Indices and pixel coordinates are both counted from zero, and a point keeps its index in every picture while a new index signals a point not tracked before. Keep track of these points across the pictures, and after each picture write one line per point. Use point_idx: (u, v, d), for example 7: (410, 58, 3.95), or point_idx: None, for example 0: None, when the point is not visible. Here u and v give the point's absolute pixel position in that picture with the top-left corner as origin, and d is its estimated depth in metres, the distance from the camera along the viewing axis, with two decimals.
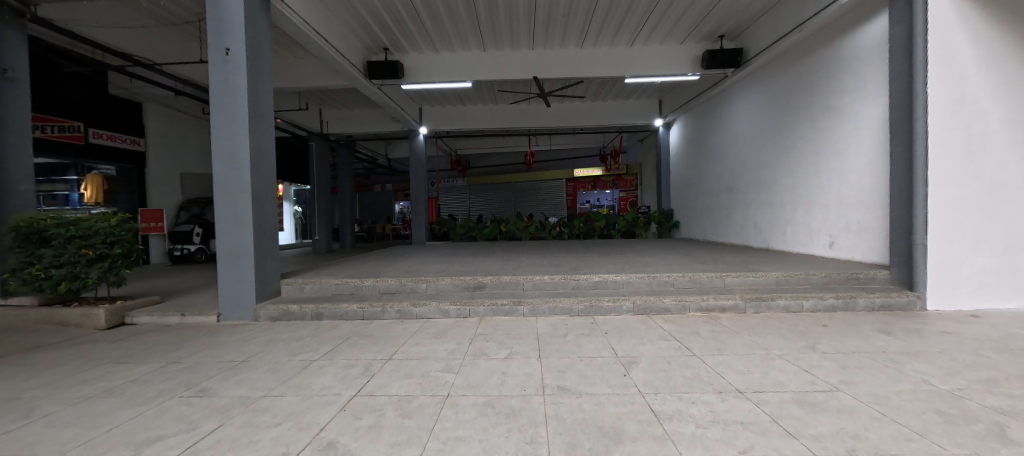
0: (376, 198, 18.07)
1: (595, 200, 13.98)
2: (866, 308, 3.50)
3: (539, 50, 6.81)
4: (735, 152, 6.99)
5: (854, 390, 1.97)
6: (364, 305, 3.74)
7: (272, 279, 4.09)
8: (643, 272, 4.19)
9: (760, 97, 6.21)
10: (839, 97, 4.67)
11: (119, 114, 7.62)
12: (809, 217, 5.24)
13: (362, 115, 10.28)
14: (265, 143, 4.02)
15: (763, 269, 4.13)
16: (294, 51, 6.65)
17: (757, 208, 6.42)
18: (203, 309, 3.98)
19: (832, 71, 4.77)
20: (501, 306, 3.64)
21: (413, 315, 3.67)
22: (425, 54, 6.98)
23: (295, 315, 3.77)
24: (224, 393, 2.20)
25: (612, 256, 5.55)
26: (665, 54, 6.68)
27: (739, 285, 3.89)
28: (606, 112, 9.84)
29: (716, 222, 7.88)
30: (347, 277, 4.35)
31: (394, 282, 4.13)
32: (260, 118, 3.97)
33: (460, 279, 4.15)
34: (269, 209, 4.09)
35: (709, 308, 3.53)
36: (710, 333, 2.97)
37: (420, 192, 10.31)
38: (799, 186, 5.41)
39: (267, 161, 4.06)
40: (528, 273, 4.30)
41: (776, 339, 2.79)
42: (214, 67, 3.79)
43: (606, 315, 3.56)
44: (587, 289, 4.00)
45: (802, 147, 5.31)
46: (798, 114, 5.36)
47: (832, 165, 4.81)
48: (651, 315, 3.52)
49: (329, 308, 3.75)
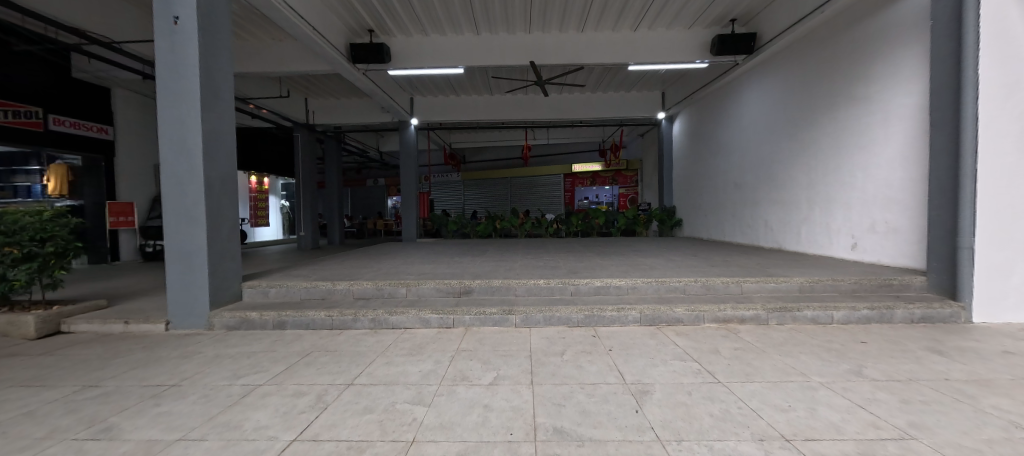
0: (368, 193, 17.55)
1: (594, 197, 13.55)
2: (904, 321, 3.09)
3: (536, 34, 6.30)
4: (745, 145, 6.53)
5: (932, 439, 1.55)
6: (333, 313, 3.28)
7: (231, 282, 3.63)
8: (649, 275, 3.76)
9: (774, 86, 5.74)
10: (866, 84, 4.23)
11: (83, 100, 7.05)
12: (828, 216, 4.82)
13: (349, 105, 9.74)
14: (222, 128, 3.52)
15: (783, 274, 3.71)
16: (270, 30, 6.11)
17: (767, 206, 6.01)
18: (151, 316, 3.50)
19: (858, 55, 4.33)
20: (490, 315, 3.20)
21: (390, 324, 3.22)
22: (413, 37, 6.43)
23: (254, 324, 3.30)
24: (130, 434, 1.73)
25: (612, 257, 5.12)
26: (672, 40, 6.20)
27: (758, 293, 3.46)
28: (607, 104, 9.37)
29: (721, 221, 7.47)
30: (318, 279, 3.88)
31: (370, 286, 3.67)
32: (217, 100, 3.47)
33: (445, 282, 3.69)
34: (228, 203, 3.60)
35: (725, 318, 3.11)
36: (731, 351, 2.54)
37: (410, 186, 9.81)
38: (815, 182, 5.00)
39: (225, 148, 3.56)
40: (521, 276, 3.85)
41: (813, 360, 2.36)
42: (161, 38, 3.24)
43: (609, 326, 3.13)
44: (587, 295, 3.56)
45: (820, 141, 4.88)
46: (818, 104, 4.91)
47: (856, 160, 4.38)
48: (661, 327, 3.09)
49: (294, 316, 3.28)
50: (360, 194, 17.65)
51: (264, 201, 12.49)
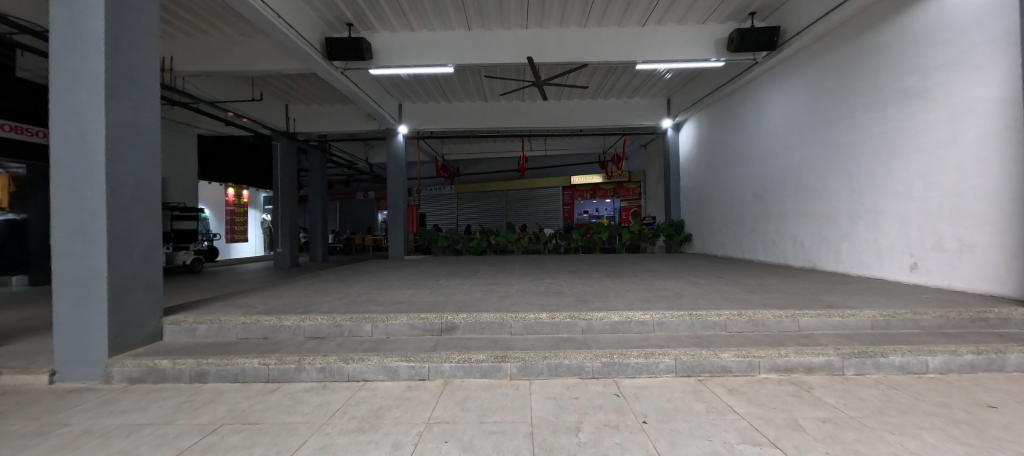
0: (357, 207, 16.81)
1: (594, 211, 12.86)
2: (1020, 369, 2.36)
3: (534, 29, 5.70)
4: (766, 152, 5.92)
5: None
6: (270, 359, 2.47)
7: (146, 318, 2.83)
8: (678, 306, 3.00)
9: (800, 86, 5.18)
10: (920, 77, 3.63)
11: (31, 102, 6.33)
12: (877, 230, 4.13)
13: (334, 112, 9.10)
14: (138, 121, 2.77)
15: (845, 304, 2.95)
16: (236, 24, 5.49)
17: (796, 219, 5.31)
18: (34, 363, 2.67)
19: (908, 44, 3.73)
20: (477, 363, 2.42)
21: (345, 375, 2.43)
22: (397, 33, 5.81)
23: (166, 376, 2.50)
24: None
25: (625, 279, 4.36)
26: (683, 36, 5.62)
27: (820, 330, 2.71)
28: (609, 111, 8.82)
29: (739, 236, 6.77)
30: (263, 312, 3.08)
31: (327, 322, 2.87)
32: (134, 86, 2.74)
33: (421, 317, 2.90)
34: (144, 217, 2.82)
35: (787, 367, 2.36)
36: (820, 426, 1.77)
37: (397, 197, 9.05)
38: (857, 192, 4.34)
39: (142, 145, 2.80)
40: (518, 308, 3.08)
41: (954, 448, 1.58)
42: (56, 5, 2.51)
43: (636, 378, 2.36)
44: (602, 333, 2.78)
45: (864, 144, 4.23)
46: (858, 102, 4.29)
47: (912, 164, 3.72)
48: (703, 379, 2.33)
49: (217, 365, 2.48)
50: (350, 208, 16.92)
51: (241, 215, 11.68)
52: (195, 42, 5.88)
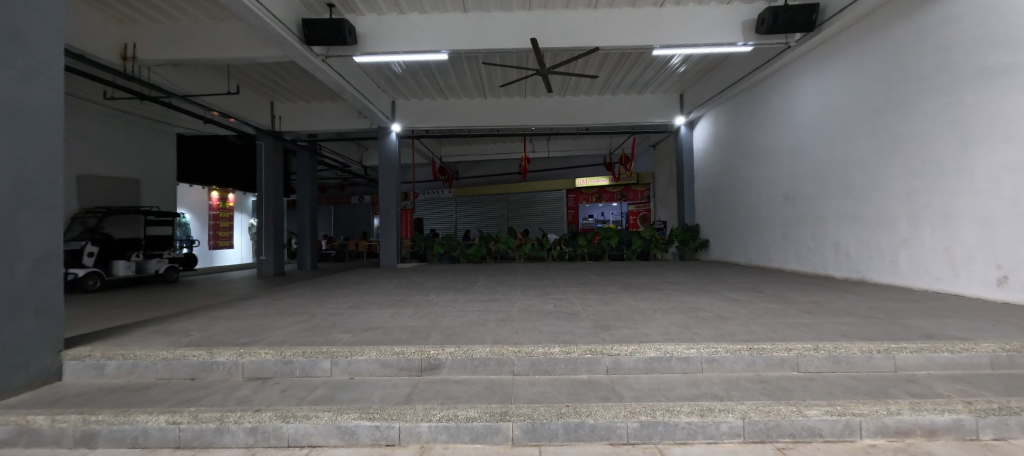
0: (352, 212, 16.18)
1: (599, 215, 12.15)
2: None
3: (537, 11, 5.11)
4: (800, 148, 5.27)
5: None
6: (182, 416, 1.80)
7: (30, 351, 2.12)
8: (729, 336, 2.32)
9: (843, 72, 4.55)
10: (1007, 50, 3.00)
11: None
12: (949, 237, 3.46)
13: (324, 109, 8.52)
14: (24, 94, 2.11)
15: (947, 333, 2.28)
16: (205, 6, 4.89)
17: (838, 224, 4.65)
18: None
19: (992, 12, 3.10)
20: (467, 421, 1.74)
21: (283, 440, 1.74)
22: (385, 16, 5.21)
23: (37, 439, 1.80)
24: None
25: (648, 295, 3.70)
26: (705, 17, 5.01)
27: (925, 371, 2.04)
28: (617, 108, 8.23)
29: (767, 242, 6.10)
30: (195, 343, 2.41)
31: (272, 358, 2.20)
32: (19, 48, 2.09)
33: (396, 351, 2.22)
34: (36, 219, 2.16)
35: (898, 428, 1.69)
36: None
37: (388, 204, 8.35)
38: (920, 190, 3.68)
39: (35, 127, 2.16)
40: (522, 337, 2.39)
41: None
42: None
43: (690, 445, 1.68)
44: (632, 373, 2.11)
45: (928, 133, 3.59)
46: (921, 85, 3.65)
47: (1000, 156, 3.07)
48: (784, 447, 1.65)
49: (111, 422, 1.80)
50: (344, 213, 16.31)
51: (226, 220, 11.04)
52: (161, 28, 5.30)
